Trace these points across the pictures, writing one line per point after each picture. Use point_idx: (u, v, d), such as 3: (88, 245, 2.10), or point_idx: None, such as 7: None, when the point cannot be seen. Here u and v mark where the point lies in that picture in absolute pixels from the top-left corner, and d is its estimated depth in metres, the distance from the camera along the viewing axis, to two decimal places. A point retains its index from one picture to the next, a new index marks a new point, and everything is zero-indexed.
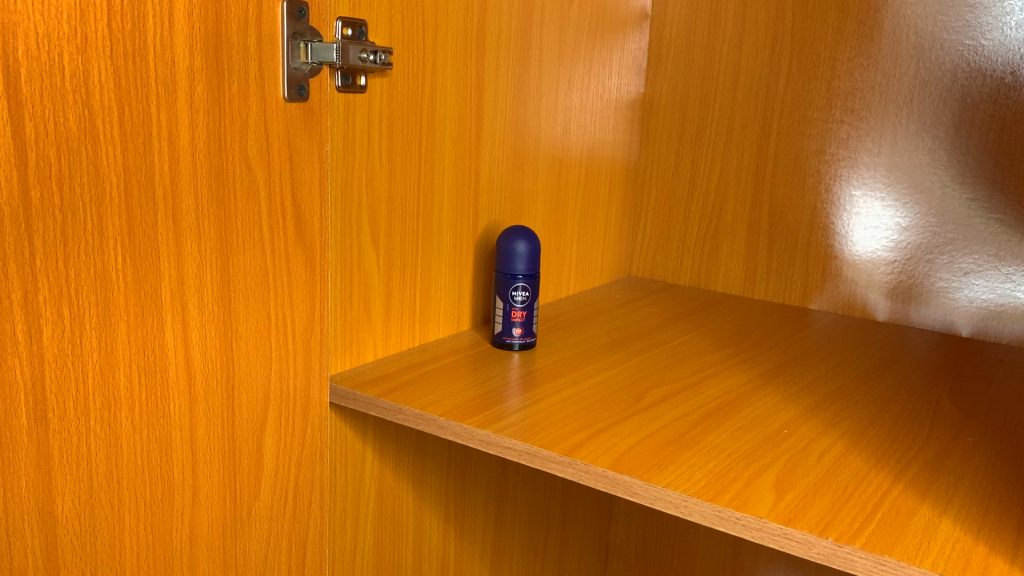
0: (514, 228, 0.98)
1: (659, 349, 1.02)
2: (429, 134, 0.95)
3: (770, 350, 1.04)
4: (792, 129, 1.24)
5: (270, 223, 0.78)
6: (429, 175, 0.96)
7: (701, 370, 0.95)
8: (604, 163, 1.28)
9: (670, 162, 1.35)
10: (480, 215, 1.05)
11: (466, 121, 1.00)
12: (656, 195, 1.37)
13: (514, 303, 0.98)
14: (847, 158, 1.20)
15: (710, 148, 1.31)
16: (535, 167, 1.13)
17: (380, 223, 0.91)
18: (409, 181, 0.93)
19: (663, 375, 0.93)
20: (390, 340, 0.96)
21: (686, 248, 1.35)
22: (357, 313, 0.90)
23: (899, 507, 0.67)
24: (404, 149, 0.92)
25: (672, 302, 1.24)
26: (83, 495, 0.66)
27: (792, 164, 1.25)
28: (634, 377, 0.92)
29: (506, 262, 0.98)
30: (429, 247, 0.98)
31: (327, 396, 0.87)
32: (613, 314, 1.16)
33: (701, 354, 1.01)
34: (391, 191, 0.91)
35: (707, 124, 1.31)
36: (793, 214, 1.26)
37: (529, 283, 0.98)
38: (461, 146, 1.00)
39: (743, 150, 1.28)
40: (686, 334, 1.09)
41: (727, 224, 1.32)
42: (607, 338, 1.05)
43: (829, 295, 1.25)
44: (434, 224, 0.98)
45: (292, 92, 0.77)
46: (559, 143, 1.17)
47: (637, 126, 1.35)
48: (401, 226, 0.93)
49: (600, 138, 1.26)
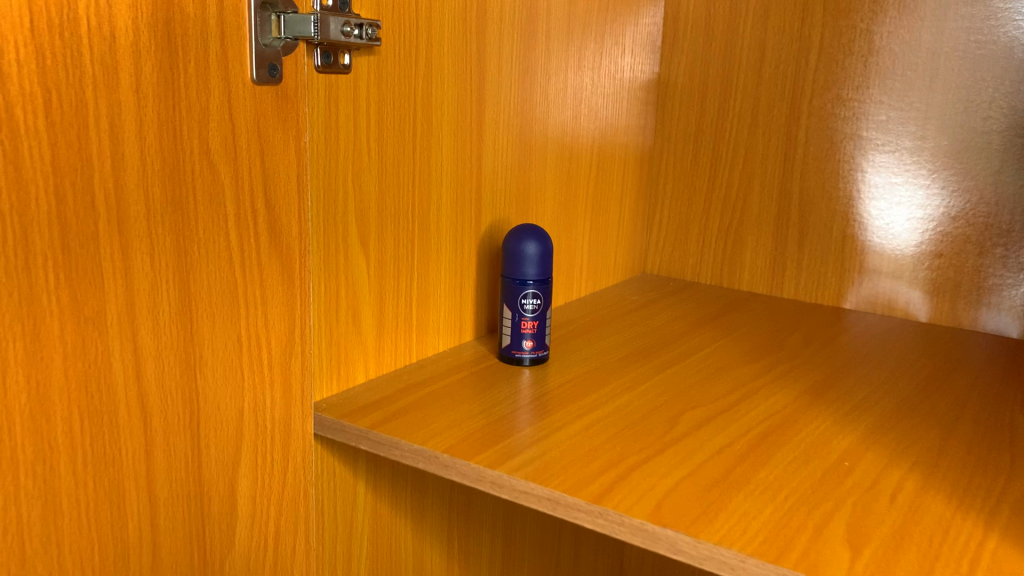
0: (523, 227, 0.86)
1: (687, 361, 0.90)
2: (424, 121, 0.83)
3: (813, 361, 0.92)
4: (823, 112, 1.12)
5: (238, 229, 0.65)
6: (425, 167, 0.84)
7: (738, 388, 0.83)
8: (617, 150, 1.16)
9: (689, 148, 1.23)
10: (482, 211, 0.93)
11: (465, 105, 0.87)
12: (673, 186, 1.25)
13: (523, 313, 0.86)
14: (886, 142, 1.09)
15: (732, 132, 1.19)
16: (543, 157, 1.01)
17: (369, 224, 0.79)
18: (403, 175, 0.81)
19: (696, 394, 0.82)
20: (383, 357, 0.84)
21: (706, 244, 1.23)
22: (345, 329, 0.78)
23: (1000, 565, 0.56)
24: (396, 138, 0.80)
25: (694, 304, 1.13)
26: (13, 565, 0.54)
27: (825, 150, 1.13)
28: (663, 397, 0.80)
29: (513, 266, 0.86)
30: (425, 250, 0.86)
31: (312, 427, 0.75)
32: (632, 319, 1.05)
33: (735, 367, 0.89)
34: (382, 188, 0.79)
35: (729, 107, 1.19)
36: (826, 205, 1.14)
37: (539, 289, 0.86)
38: (460, 134, 0.88)
39: (770, 134, 1.16)
40: (716, 342, 0.97)
41: (752, 216, 1.20)
42: (629, 348, 0.94)
43: (867, 294, 1.13)
44: (431, 224, 0.86)
45: (262, 73, 0.65)
46: (569, 130, 1.05)
47: (651, 109, 1.23)
48: (394, 228, 0.81)
49: (613, 122, 1.14)
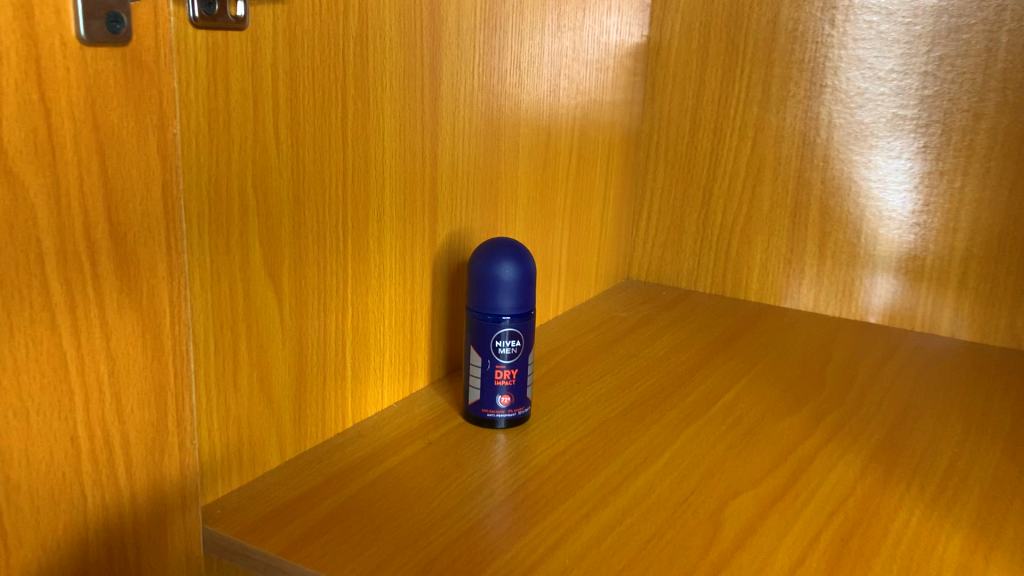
0: (495, 243, 0.64)
1: (709, 414, 0.70)
2: (358, 99, 0.59)
3: (865, 404, 0.73)
4: (853, 85, 0.92)
5: (67, 279, 0.42)
6: (361, 164, 0.61)
7: (786, 459, 0.63)
8: (601, 132, 0.94)
9: (684, 129, 1.02)
10: (438, 218, 0.70)
11: (415, 76, 0.64)
12: (664, 175, 1.04)
13: (497, 360, 0.64)
14: (931, 122, 0.89)
15: (738, 110, 0.98)
16: (514, 143, 0.79)
17: (282, 248, 0.55)
18: (329, 176, 0.58)
19: (735, 472, 0.61)
20: (307, 427, 0.61)
21: (705, 245, 1.04)
22: (250, 399, 0.55)
23: None
24: (317, 125, 0.56)
25: (699, 323, 0.92)
26: None
27: (854, 132, 0.93)
28: (694, 480, 0.59)
29: (484, 296, 0.63)
30: (363, 278, 0.63)
31: (201, 549, 0.52)
32: (627, 347, 0.83)
33: (771, 422, 0.69)
34: (299, 196, 0.56)
35: (735, 79, 0.97)
36: (855, 199, 0.94)
37: (519, 327, 0.64)
38: (410, 116, 0.64)
39: (785, 112, 0.96)
40: (740, 380, 0.77)
41: (762, 210, 0.99)
42: (631, 394, 0.72)
43: (905, 306, 0.94)
44: (372, 242, 0.63)
45: (96, 27, 0.40)
46: (546, 108, 0.82)
47: (639, 81, 1.01)
48: (318, 251, 0.58)
49: (598, 97, 0.92)
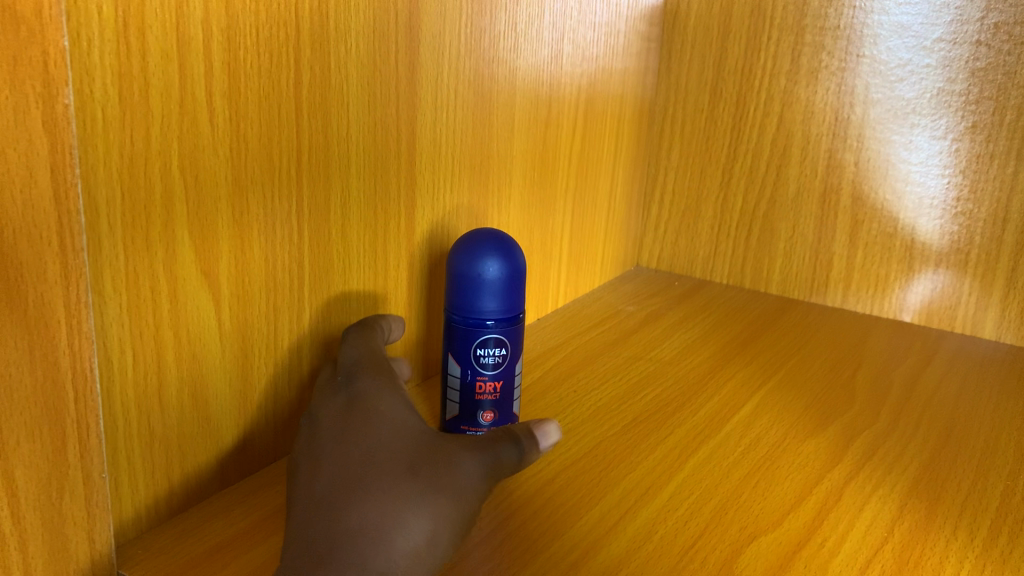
0: (478, 235, 0.54)
1: (721, 434, 0.61)
2: (316, 65, 0.50)
3: (901, 423, 0.64)
4: (894, 56, 0.82)
5: None
6: (321, 142, 0.52)
7: (811, 494, 0.54)
8: (610, 104, 0.85)
9: (703, 102, 0.92)
10: (415, 203, 0.62)
11: (388, 39, 0.55)
12: (680, 153, 0.95)
13: (478, 371, 0.56)
14: (983, 99, 0.78)
15: (763, 82, 0.88)
16: (509, 116, 0.70)
17: (221, 243, 0.47)
18: (280, 156, 0.49)
19: (750, 510, 0.52)
20: (256, 445, 0.53)
21: (722, 231, 0.95)
22: (181, 418, 0.47)
23: None
24: (262, 96, 0.47)
25: (713, 321, 0.84)
26: None
27: (894, 109, 0.83)
28: (702, 521, 0.51)
29: (464, 298, 0.54)
30: (324, 273, 0.55)
31: None
32: (631, 349, 0.76)
33: (793, 444, 0.60)
34: (241, 180, 0.47)
35: (761, 47, 0.87)
36: (892, 184, 0.85)
37: (505, 333, 0.55)
38: (382, 85, 0.55)
39: (816, 85, 0.86)
40: (756, 391, 0.68)
41: (786, 194, 0.90)
42: (632, 409, 0.65)
43: (944, 304, 0.85)
44: (334, 231, 0.55)
45: None
46: (545, 76, 0.73)
47: (654, 48, 0.91)
48: (266, 245, 0.50)
49: (608, 65, 0.83)
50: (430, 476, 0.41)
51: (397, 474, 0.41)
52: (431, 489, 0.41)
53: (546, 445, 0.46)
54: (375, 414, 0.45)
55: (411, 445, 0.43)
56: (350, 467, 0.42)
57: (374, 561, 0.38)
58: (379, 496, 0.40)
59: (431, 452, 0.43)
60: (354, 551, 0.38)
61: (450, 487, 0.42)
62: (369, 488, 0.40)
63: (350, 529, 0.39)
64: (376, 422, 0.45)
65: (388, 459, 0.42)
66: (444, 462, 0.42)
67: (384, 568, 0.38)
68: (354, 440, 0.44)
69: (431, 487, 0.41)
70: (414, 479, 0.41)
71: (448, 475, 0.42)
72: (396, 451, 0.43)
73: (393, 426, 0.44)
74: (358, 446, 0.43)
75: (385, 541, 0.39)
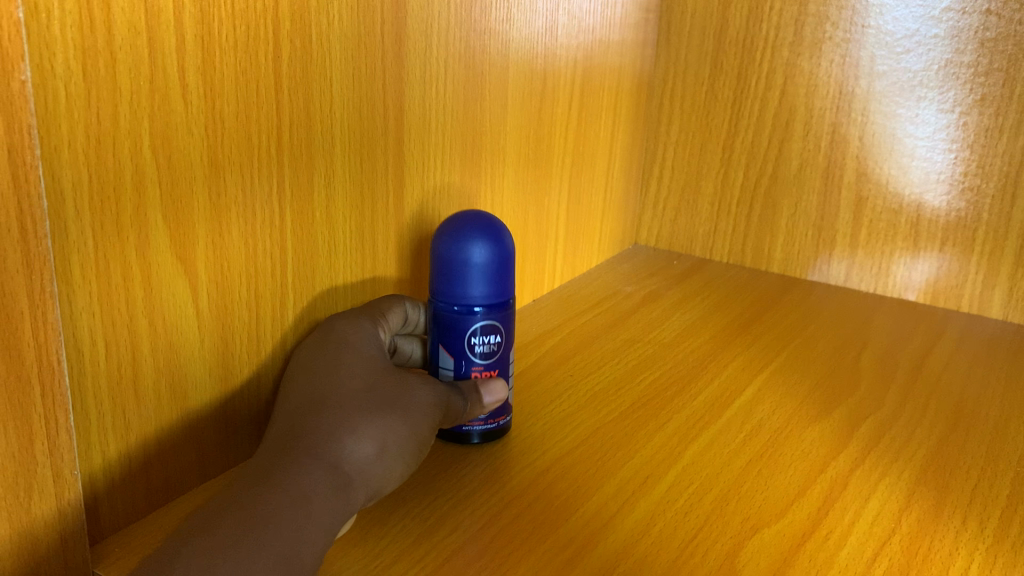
0: (463, 216, 0.52)
1: (722, 420, 0.60)
2: (296, 39, 0.47)
3: (907, 407, 0.62)
4: (901, 26, 0.79)
5: None
6: (302, 120, 0.49)
7: (816, 482, 0.52)
8: (608, 77, 0.83)
9: (703, 74, 0.90)
10: (405, 182, 0.59)
11: (373, 12, 0.52)
12: (679, 127, 0.93)
13: (469, 361, 0.54)
14: (992, 70, 0.76)
15: (764, 54, 0.86)
16: (502, 91, 0.67)
17: (197, 227, 0.44)
18: (259, 135, 0.47)
19: (754, 499, 0.51)
20: (238, 436, 0.51)
21: (723, 208, 0.93)
22: (156, 410, 0.45)
23: None
24: (238, 72, 0.45)
25: (713, 301, 0.82)
26: None
27: (899, 81, 0.80)
28: (702, 510, 0.49)
29: (452, 283, 0.52)
30: (308, 257, 0.52)
31: None
32: (628, 331, 0.74)
33: (797, 430, 0.58)
34: (218, 161, 0.45)
35: (763, 17, 0.85)
36: (898, 160, 0.82)
37: (495, 319, 0.53)
38: (367, 60, 0.53)
39: (820, 57, 0.83)
40: (758, 375, 0.66)
41: (788, 171, 0.88)
42: (629, 395, 0.63)
43: (950, 282, 0.83)
44: (318, 214, 0.52)
45: None
46: (540, 47, 0.70)
47: (652, 19, 0.89)
48: (245, 230, 0.47)
49: (605, 36, 0.80)
50: (386, 395, 0.45)
51: (359, 392, 0.45)
52: (391, 405, 0.45)
53: (488, 398, 0.52)
54: (344, 344, 0.49)
55: (376, 372, 0.47)
56: (319, 385, 0.46)
57: (327, 455, 0.42)
58: (341, 406, 0.44)
59: (391, 377, 0.47)
60: (311, 444, 0.42)
61: (403, 407, 0.45)
62: (328, 400, 0.44)
63: (308, 427, 0.43)
64: (346, 351, 0.48)
65: (354, 380, 0.46)
66: (399, 386, 0.46)
67: (334, 462, 0.42)
68: (322, 366, 0.47)
69: (387, 403, 0.45)
70: (371, 394, 0.45)
71: (402, 396, 0.46)
72: (361, 374, 0.46)
73: (359, 356, 0.48)
74: (323, 367, 0.47)
75: (339, 440, 0.42)
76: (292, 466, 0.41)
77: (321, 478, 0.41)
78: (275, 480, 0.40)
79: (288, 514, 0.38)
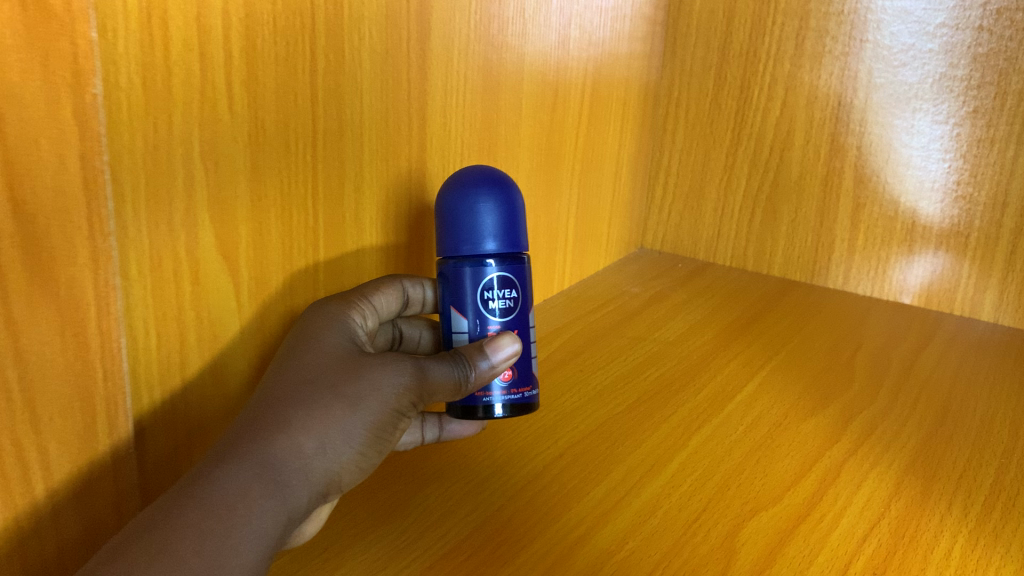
0: (469, 175, 0.52)
1: (724, 413, 0.63)
2: (331, 54, 0.51)
3: (898, 402, 0.65)
4: (897, 40, 0.82)
5: None
6: (335, 128, 0.53)
7: (812, 469, 0.56)
8: (616, 88, 0.86)
9: (708, 84, 0.93)
10: (426, 185, 0.63)
11: (400, 28, 0.56)
12: (684, 135, 0.96)
13: (487, 320, 0.52)
14: (984, 83, 0.79)
15: (766, 66, 0.89)
16: (517, 100, 0.71)
17: (241, 227, 0.48)
18: (297, 142, 0.51)
19: (753, 484, 0.54)
20: None
21: (726, 213, 0.97)
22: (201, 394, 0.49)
23: None
24: (279, 84, 0.48)
25: (716, 302, 0.86)
26: None
27: (895, 93, 0.84)
28: (697, 496, 0.53)
29: (462, 236, 0.51)
30: (337, 254, 0.56)
31: None
32: (635, 329, 0.78)
33: (796, 423, 0.62)
34: (260, 167, 0.49)
35: (765, 31, 0.88)
36: (894, 168, 0.86)
37: (510, 273, 0.52)
38: (394, 72, 0.57)
39: (819, 69, 0.87)
40: (758, 371, 0.70)
41: (788, 178, 0.91)
42: (636, 388, 0.67)
43: (943, 286, 0.87)
44: (347, 214, 0.56)
45: None
46: (552, 60, 0.74)
47: (659, 31, 0.92)
48: (283, 229, 0.51)
49: (614, 48, 0.84)
50: (338, 388, 0.45)
51: (312, 385, 0.45)
52: (342, 400, 0.45)
53: (494, 358, 0.49)
54: (315, 327, 0.49)
55: (336, 360, 0.47)
56: (280, 373, 0.46)
57: (264, 455, 0.43)
58: (290, 402, 0.44)
59: (351, 363, 0.47)
60: (253, 443, 0.43)
61: (353, 400, 0.45)
62: (281, 393, 0.45)
63: (255, 423, 0.44)
64: (313, 334, 0.49)
65: (312, 370, 0.46)
66: (354, 374, 0.46)
67: (271, 463, 0.43)
68: (289, 352, 0.48)
69: (337, 398, 0.45)
70: (322, 387, 0.45)
71: (354, 388, 0.46)
72: (321, 363, 0.47)
73: (329, 339, 0.48)
74: (288, 353, 0.48)
75: (278, 439, 0.43)
76: (228, 466, 0.42)
77: (257, 474, 0.42)
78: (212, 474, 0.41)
79: (217, 519, 0.40)
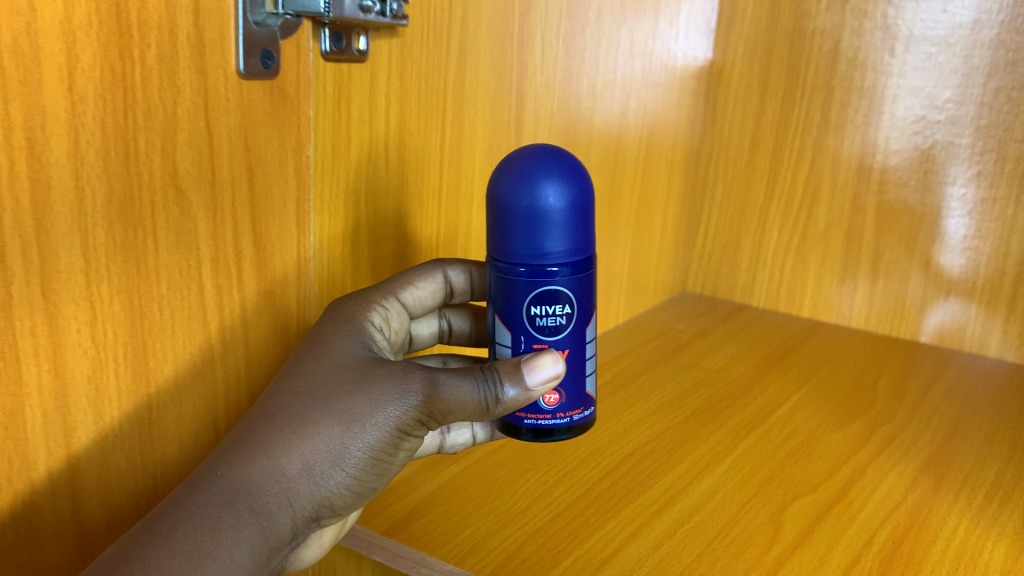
0: (537, 163, 0.51)
1: (765, 424, 0.75)
2: (455, 123, 0.65)
3: (914, 420, 0.77)
4: (911, 113, 0.95)
5: (216, 277, 0.48)
6: (454, 181, 0.66)
7: (842, 467, 0.68)
8: (666, 149, 1.00)
9: (744, 147, 1.06)
10: None
11: (504, 102, 0.69)
12: (722, 191, 1.10)
13: (538, 331, 0.53)
14: (986, 151, 0.92)
15: (796, 132, 1.02)
16: (588, 160, 0.84)
17: (386, 257, 0.61)
18: (428, 192, 0.64)
19: (793, 476, 0.66)
20: None
21: (760, 260, 1.09)
22: None
23: None
24: (420, 147, 0.62)
25: (753, 337, 0.98)
26: None
27: (909, 158, 0.96)
28: (745, 484, 0.65)
29: (520, 239, 0.51)
30: None
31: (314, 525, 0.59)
32: (685, 358, 0.90)
33: (828, 432, 0.74)
34: (402, 210, 0.62)
35: (795, 103, 1.02)
36: (908, 223, 0.98)
37: (566, 285, 0.52)
38: (497, 137, 0.70)
39: (841, 135, 1.00)
40: (794, 392, 0.82)
41: (815, 230, 1.04)
42: (692, 404, 0.79)
43: (953, 327, 0.99)
44: (458, 249, 0.69)
45: (252, 64, 0.46)
46: (615, 127, 0.87)
47: (700, 101, 1.06)
48: (414, 261, 0.64)
49: (665, 116, 0.97)
50: (329, 405, 0.48)
51: (307, 403, 0.48)
52: (335, 419, 0.48)
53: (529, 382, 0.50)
54: (330, 334, 0.52)
55: (339, 372, 0.50)
56: (282, 385, 0.50)
57: (244, 477, 0.46)
58: (279, 419, 0.48)
59: (356, 377, 0.50)
60: (236, 464, 0.46)
61: (344, 418, 0.48)
62: (274, 408, 0.48)
63: (243, 441, 0.47)
64: (323, 343, 0.51)
65: (312, 383, 0.49)
66: (346, 391, 0.49)
67: (248, 486, 0.46)
68: (298, 360, 0.51)
69: (326, 416, 0.48)
70: (314, 406, 0.48)
71: (345, 405, 0.48)
72: (323, 376, 0.49)
73: (340, 350, 0.51)
74: (293, 362, 0.51)
75: (258, 461, 0.46)
76: (209, 487, 0.45)
77: (238, 495, 0.46)
78: (192, 491, 0.45)
79: (192, 542, 0.44)
